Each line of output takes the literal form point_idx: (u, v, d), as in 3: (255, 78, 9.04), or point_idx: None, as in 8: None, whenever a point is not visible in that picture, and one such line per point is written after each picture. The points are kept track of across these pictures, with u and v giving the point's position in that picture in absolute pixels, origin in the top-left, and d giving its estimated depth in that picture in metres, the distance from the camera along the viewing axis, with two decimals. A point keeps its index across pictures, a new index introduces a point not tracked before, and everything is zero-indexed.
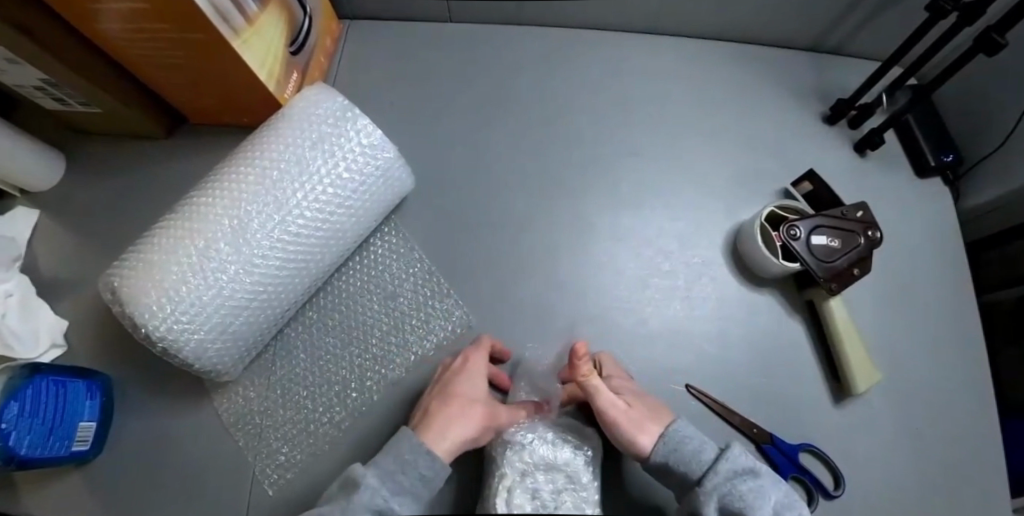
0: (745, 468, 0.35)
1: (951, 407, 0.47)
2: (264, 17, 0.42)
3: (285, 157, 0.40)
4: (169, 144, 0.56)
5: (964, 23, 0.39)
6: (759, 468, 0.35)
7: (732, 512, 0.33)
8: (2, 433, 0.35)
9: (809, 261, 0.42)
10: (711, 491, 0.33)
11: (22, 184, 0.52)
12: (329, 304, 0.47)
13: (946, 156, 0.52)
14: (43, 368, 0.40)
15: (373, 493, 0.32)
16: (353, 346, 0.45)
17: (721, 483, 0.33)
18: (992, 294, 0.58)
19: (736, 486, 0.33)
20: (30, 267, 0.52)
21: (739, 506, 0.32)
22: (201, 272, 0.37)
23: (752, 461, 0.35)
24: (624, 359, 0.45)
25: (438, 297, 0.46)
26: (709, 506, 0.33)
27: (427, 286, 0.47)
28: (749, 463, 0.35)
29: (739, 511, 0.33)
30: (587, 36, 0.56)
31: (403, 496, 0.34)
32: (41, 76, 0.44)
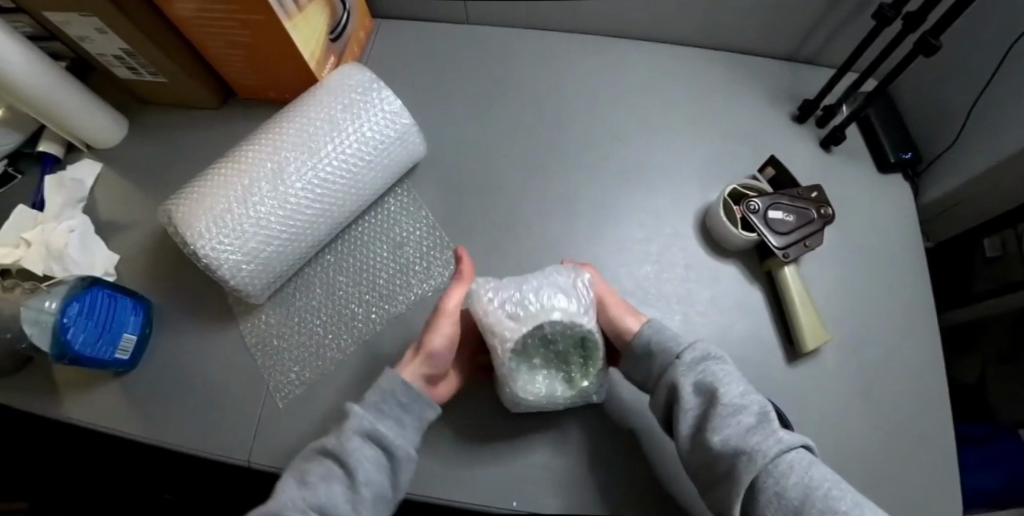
0: (714, 354, 0.41)
1: (904, 377, 0.51)
2: (312, 6, 0.50)
3: (321, 116, 0.47)
4: (218, 112, 0.64)
5: (908, 29, 0.47)
6: (728, 395, 0.37)
7: (704, 384, 0.38)
8: (62, 326, 0.42)
9: (765, 230, 0.48)
10: (688, 367, 0.40)
11: (90, 139, 0.61)
12: (346, 250, 0.54)
13: (905, 154, 0.58)
14: (102, 282, 0.48)
15: (361, 418, 0.38)
16: (362, 285, 0.52)
17: (695, 359, 0.40)
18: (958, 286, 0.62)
19: (709, 364, 0.39)
20: (91, 208, 0.60)
21: (711, 378, 0.38)
22: (243, 204, 0.44)
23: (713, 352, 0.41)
24: None
25: (439, 249, 0.53)
26: (685, 379, 0.39)
27: (429, 240, 0.54)
28: (716, 353, 0.41)
29: (711, 384, 0.38)
30: (585, 39, 0.64)
31: (392, 423, 0.39)
32: (123, 45, 0.54)
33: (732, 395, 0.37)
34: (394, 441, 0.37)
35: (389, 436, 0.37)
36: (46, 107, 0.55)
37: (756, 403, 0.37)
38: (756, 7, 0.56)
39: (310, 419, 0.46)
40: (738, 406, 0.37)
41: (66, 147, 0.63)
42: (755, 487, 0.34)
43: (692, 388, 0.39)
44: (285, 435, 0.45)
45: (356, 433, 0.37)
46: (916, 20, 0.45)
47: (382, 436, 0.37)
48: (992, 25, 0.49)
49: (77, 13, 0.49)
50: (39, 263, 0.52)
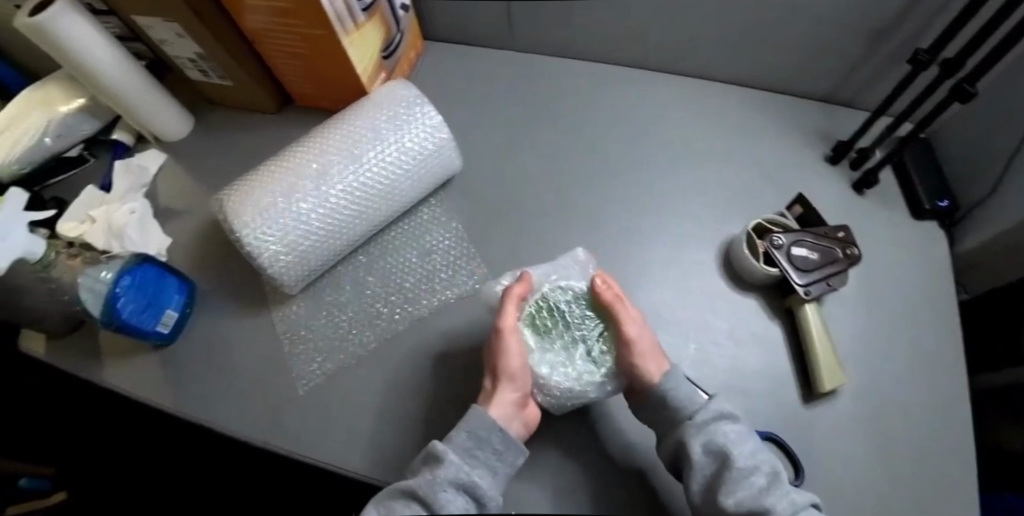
0: (724, 414, 0.40)
1: (922, 432, 0.49)
2: (368, 24, 0.55)
3: (367, 126, 0.51)
4: (274, 116, 0.70)
5: (944, 76, 0.47)
6: (739, 459, 0.37)
7: (715, 445, 0.38)
8: (114, 295, 0.47)
9: (787, 267, 0.48)
10: (700, 426, 0.39)
11: (158, 131, 0.67)
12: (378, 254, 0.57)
13: (941, 202, 0.56)
14: (154, 260, 0.52)
15: (456, 467, 0.37)
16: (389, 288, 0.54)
17: (707, 420, 0.39)
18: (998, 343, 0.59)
19: (722, 426, 0.39)
20: (152, 195, 0.65)
21: (722, 441, 0.38)
22: (288, 200, 0.48)
23: (723, 410, 0.40)
24: None
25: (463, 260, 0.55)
26: (695, 440, 0.39)
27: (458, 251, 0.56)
28: (727, 411, 0.41)
29: (723, 446, 0.38)
30: (621, 72, 0.67)
31: (484, 469, 0.38)
32: (197, 50, 0.59)
33: (743, 457, 0.37)
34: (487, 493, 0.36)
35: (485, 488, 0.36)
36: (126, 103, 0.62)
37: (768, 464, 0.38)
38: (794, 47, 0.57)
39: (323, 406, 0.48)
40: (753, 467, 0.37)
41: (137, 137, 0.71)
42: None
43: (703, 448, 0.39)
44: (298, 419, 0.48)
45: (450, 483, 0.36)
46: (952, 67, 0.45)
47: (476, 487, 0.36)
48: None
49: (161, 19, 0.55)
50: (101, 239, 0.57)
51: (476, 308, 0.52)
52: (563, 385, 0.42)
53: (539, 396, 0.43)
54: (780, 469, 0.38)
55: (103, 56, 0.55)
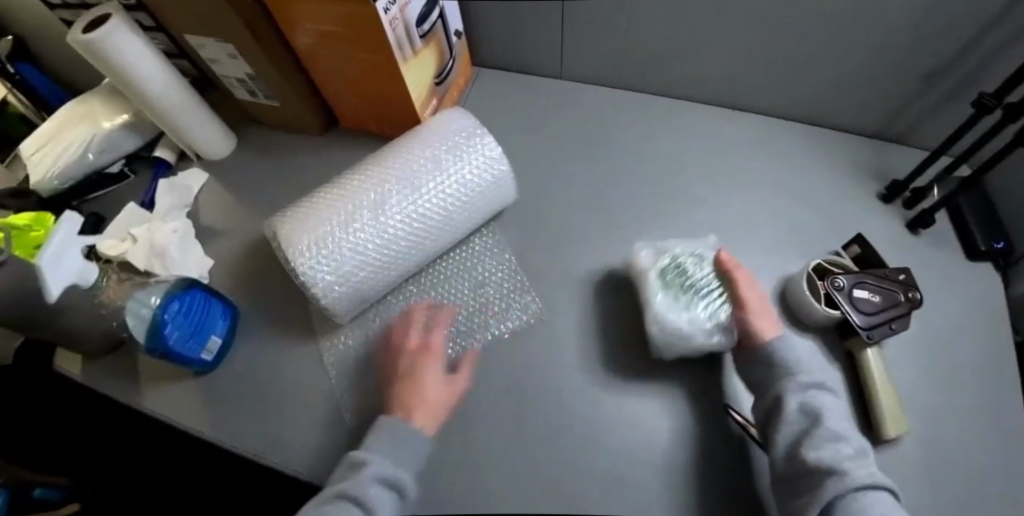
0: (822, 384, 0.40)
1: (995, 485, 0.47)
2: (425, 51, 0.55)
3: (426, 156, 0.50)
4: (318, 137, 0.70)
5: (1008, 119, 0.46)
6: (833, 424, 0.37)
7: (811, 406, 0.38)
8: (162, 321, 0.46)
9: (850, 310, 0.48)
10: (798, 388, 0.40)
11: (201, 149, 0.67)
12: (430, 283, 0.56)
13: (998, 243, 0.55)
14: (199, 284, 0.51)
15: (381, 465, 0.38)
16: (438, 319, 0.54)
17: (807, 384, 0.40)
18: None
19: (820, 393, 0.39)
20: (193, 214, 0.65)
21: (819, 403, 0.38)
22: (344, 229, 0.47)
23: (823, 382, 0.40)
24: None
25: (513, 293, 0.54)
26: (792, 396, 0.39)
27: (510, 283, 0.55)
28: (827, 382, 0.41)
29: (818, 409, 0.38)
30: (668, 104, 0.68)
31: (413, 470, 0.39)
32: (247, 71, 0.60)
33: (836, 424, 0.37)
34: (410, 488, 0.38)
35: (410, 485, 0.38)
36: (171, 121, 0.61)
37: (859, 442, 0.37)
38: (847, 83, 0.57)
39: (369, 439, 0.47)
40: (843, 437, 0.36)
41: (179, 155, 0.70)
42: (832, 507, 0.34)
43: (799, 406, 0.39)
44: (343, 453, 0.46)
45: (375, 481, 0.37)
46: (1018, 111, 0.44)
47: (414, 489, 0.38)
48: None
49: (214, 39, 0.55)
50: (143, 258, 0.57)
51: (527, 340, 0.51)
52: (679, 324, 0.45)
53: (655, 325, 0.46)
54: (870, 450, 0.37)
55: (153, 73, 0.55)
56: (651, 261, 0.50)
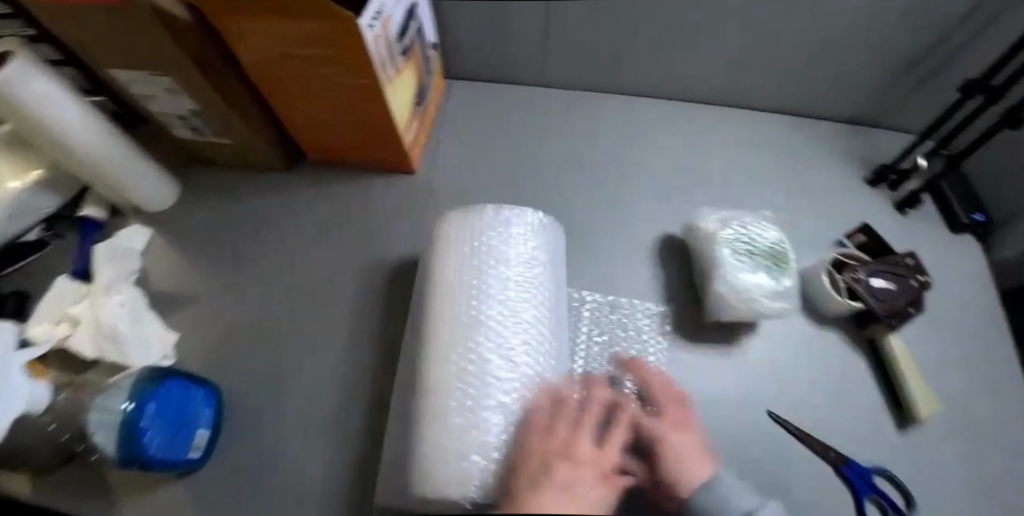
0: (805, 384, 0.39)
1: (1010, 451, 0.49)
2: (407, 70, 0.50)
3: (490, 279, 0.38)
4: (281, 174, 0.62)
5: (989, 101, 0.48)
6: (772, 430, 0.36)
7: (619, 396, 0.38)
8: (138, 430, 0.39)
9: (873, 301, 0.48)
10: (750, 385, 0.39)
11: (140, 202, 0.58)
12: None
13: (977, 215, 0.59)
14: (175, 374, 0.44)
15: None
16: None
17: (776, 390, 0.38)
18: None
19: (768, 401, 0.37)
20: (143, 281, 0.56)
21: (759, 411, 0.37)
22: (494, 420, 0.33)
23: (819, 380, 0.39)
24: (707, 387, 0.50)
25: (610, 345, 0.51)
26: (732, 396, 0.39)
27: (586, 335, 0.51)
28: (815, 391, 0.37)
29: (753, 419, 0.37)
30: (653, 103, 0.66)
31: None
32: (192, 106, 0.51)
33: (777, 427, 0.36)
34: None
35: None
36: (106, 175, 0.52)
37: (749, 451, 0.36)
38: (828, 73, 0.58)
39: None
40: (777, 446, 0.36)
41: (111, 211, 0.60)
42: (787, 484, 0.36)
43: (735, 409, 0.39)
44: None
45: None
46: (998, 93, 0.47)
47: None
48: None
49: (150, 73, 0.47)
50: (91, 346, 0.47)
51: None
52: (735, 292, 0.44)
53: (722, 291, 0.45)
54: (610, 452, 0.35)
55: (78, 122, 0.46)
56: (717, 228, 0.48)
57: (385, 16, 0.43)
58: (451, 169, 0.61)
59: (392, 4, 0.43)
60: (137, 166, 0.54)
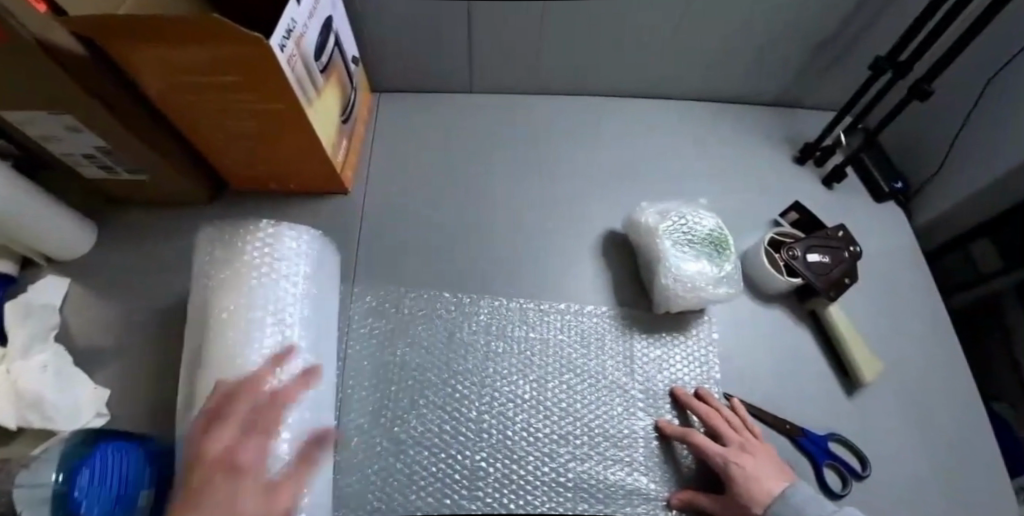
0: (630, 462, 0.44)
1: (948, 396, 0.53)
2: (327, 88, 0.48)
3: (251, 315, 0.39)
4: (209, 207, 0.59)
5: (897, 76, 0.51)
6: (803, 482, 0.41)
7: None
8: (72, 503, 0.36)
9: (809, 274, 0.50)
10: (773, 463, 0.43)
11: (50, 251, 0.53)
12: (593, 426, 0.49)
13: (896, 184, 0.63)
14: (110, 433, 0.41)
15: None
16: (640, 442, 0.48)
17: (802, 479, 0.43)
18: None
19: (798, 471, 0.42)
20: (63, 336, 0.52)
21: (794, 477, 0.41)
22: None
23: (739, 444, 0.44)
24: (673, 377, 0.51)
25: (548, 349, 0.52)
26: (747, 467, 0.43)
27: (642, 359, 0.52)
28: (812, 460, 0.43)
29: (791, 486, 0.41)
30: (583, 103, 0.68)
31: None
32: (99, 144, 0.47)
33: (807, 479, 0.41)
34: None
35: None
36: (7, 226, 0.47)
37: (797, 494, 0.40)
38: (745, 59, 0.61)
39: None
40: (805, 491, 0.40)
41: (21, 263, 0.54)
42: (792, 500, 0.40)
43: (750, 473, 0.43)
44: None
45: None
46: (906, 67, 0.50)
47: None
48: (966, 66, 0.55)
49: (43, 111, 0.43)
50: (12, 416, 0.42)
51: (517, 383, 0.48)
52: (679, 281, 0.45)
53: (666, 281, 0.45)
54: None
55: None
56: (656, 220, 0.49)
57: (297, 33, 0.40)
58: (391, 185, 0.60)
59: (304, 21, 0.41)
60: (44, 211, 0.49)
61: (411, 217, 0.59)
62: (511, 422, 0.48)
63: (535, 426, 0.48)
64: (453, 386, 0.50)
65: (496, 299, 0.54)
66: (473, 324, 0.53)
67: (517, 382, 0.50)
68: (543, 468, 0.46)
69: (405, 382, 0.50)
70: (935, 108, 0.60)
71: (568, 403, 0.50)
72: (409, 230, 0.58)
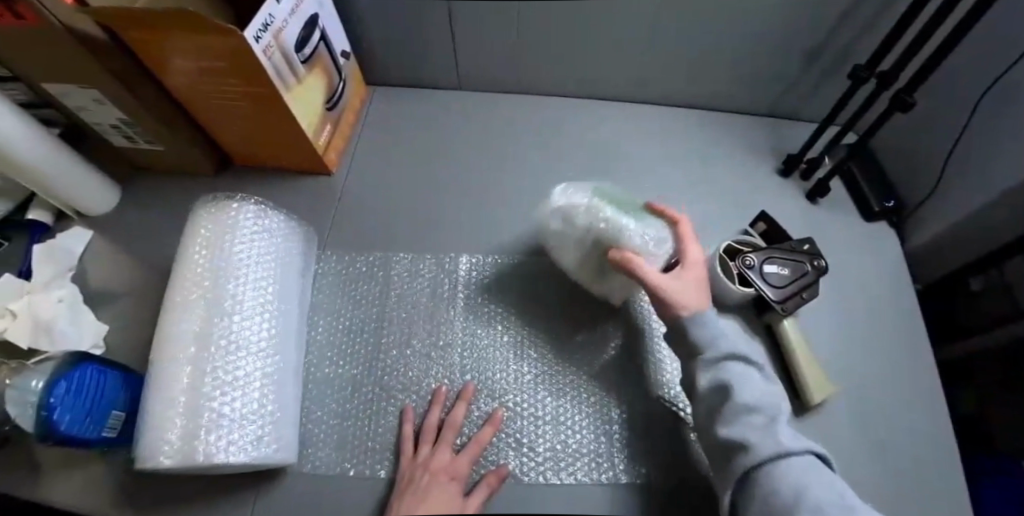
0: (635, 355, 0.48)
1: (920, 421, 0.50)
2: (309, 76, 0.53)
3: (211, 270, 0.44)
4: (216, 179, 0.66)
5: (881, 87, 0.49)
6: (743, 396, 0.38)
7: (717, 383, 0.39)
8: (48, 407, 0.40)
9: (761, 285, 0.49)
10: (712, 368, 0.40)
11: (79, 206, 0.61)
12: (564, 374, 0.51)
13: (888, 202, 0.61)
14: (89, 357, 0.46)
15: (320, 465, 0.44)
16: (613, 396, 0.50)
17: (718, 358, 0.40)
18: None
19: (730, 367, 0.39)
20: (81, 279, 0.59)
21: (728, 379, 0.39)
22: (203, 394, 0.39)
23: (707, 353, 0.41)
24: (623, 348, 0.52)
25: (516, 305, 0.55)
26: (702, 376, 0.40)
27: (614, 324, 0.54)
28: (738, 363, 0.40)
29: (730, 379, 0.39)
30: (570, 102, 0.70)
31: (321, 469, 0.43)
32: (121, 116, 0.54)
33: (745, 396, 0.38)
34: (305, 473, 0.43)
35: None
36: (45, 183, 0.55)
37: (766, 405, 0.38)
38: (732, 65, 0.61)
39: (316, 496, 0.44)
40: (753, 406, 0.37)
41: (56, 214, 0.62)
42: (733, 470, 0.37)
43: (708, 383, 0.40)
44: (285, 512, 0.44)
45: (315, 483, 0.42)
46: (888, 78, 0.47)
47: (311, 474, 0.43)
48: (963, 80, 0.53)
49: (75, 84, 0.50)
50: (27, 336, 0.49)
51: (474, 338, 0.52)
52: (631, 238, 0.44)
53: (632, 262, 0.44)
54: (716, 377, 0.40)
55: (16, 131, 0.49)
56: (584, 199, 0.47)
57: (276, 26, 0.45)
58: (378, 169, 0.65)
59: (285, 16, 0.46)
60: (75, 171, 0.57)
61: (389, 199, 0.62)
62: (484, 368, 0.51)
63: (512, 382, 0.50)
64: (439, 341, 0.53)
65: (475, 256, 0.58)
66: (454, 282, 0.56)
67: (499, 332, 0.53)
68: (518, 411, 0.49)
69: (393, 334, 0.53)
70: (936, 122, 0.57)
71: (540, 352, 0.52)
72: (384, 210, 0.62)
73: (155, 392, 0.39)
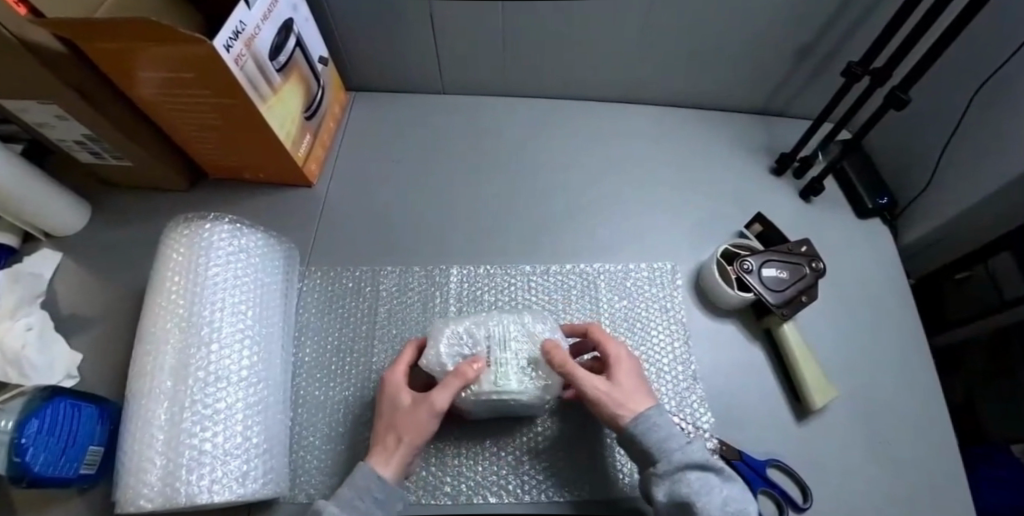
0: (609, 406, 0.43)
1: (919, 422, 0.50)
2: (285, 85, 0.50)
3: (186, 298, 0.42)
4: (193, 194, 0.63)
5: (875, 84, 0.48)
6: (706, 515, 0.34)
7: (679, 498, 0.36)
8: (19, 448, 0.37)
9: (760, 289, 0.49)
10: (665, 477, 0.37)
11: (46, 228, 0.58)
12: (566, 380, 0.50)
13: (883, 199, 0.60)
14: (62, 391, 0.43)
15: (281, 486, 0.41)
16: None
17: (671, 470, 0.36)
18: (963, 327, 0.62)
19: (685, 478, 0.36)
20: (50, 304, 0.56)
21: (684, 492, 0.36)
22: (182, 431, 0.37)
23: (670, 469, 0.37)
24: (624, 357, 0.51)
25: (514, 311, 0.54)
26: (657, 488, 0.37)
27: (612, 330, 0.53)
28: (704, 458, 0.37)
29: (686, 497, 0.35)
30: (558, 103, 0.68)
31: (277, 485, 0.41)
32: (86, 132, 0.51)
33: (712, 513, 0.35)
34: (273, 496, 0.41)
35: None
36: (6, 205, 0.52)
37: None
38: (722, 63, 0.59)
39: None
40: None
41: (23, 236, 0.59)
42: None
43: (666, 495, 0.37)
44: None
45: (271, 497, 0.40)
46: (883, 76, 0.46)
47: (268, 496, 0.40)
48: (956, 75, 0.52)
49: (33, 100, 0.47)
50: None
51: None
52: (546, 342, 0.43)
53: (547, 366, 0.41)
54: (687, 478, 0.36)
55: None
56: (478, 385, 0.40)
57: (247, 33, 0.42)
58: (364, 178, 0.62)
59: (256, 23, 0.43)
60: (40, 192, 0.54)
61: (369, 211, 0.60)
62: None
63: None
64: None
65: (466, 266, 0.56)
66: (445, 293, 0.54)
67: None
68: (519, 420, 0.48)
69: (385, 348, 0.51)
70: (929, 119, 0.56)
71: None
72: (367, 222, 0.59)
73: (133, 430, 0.37)
